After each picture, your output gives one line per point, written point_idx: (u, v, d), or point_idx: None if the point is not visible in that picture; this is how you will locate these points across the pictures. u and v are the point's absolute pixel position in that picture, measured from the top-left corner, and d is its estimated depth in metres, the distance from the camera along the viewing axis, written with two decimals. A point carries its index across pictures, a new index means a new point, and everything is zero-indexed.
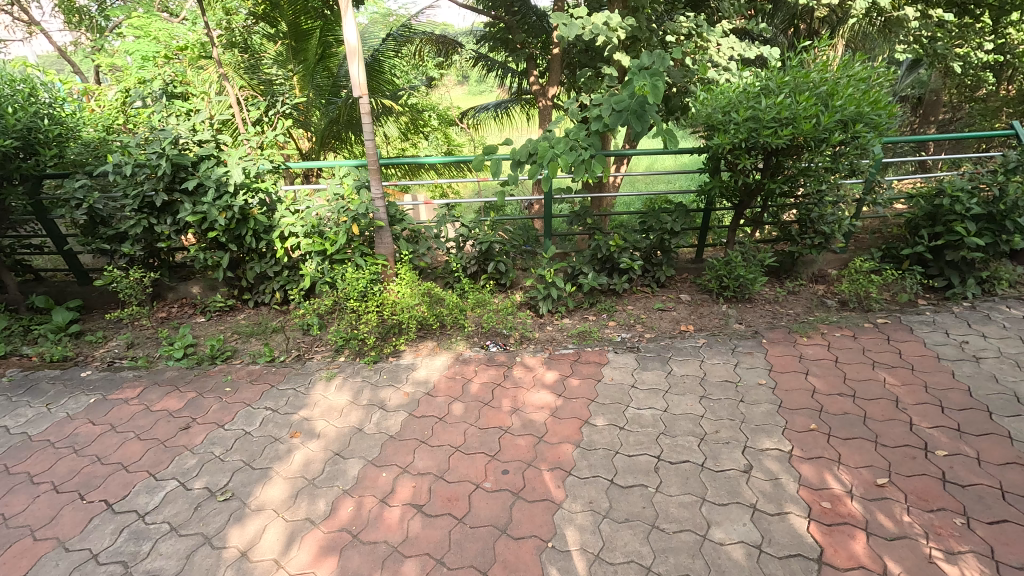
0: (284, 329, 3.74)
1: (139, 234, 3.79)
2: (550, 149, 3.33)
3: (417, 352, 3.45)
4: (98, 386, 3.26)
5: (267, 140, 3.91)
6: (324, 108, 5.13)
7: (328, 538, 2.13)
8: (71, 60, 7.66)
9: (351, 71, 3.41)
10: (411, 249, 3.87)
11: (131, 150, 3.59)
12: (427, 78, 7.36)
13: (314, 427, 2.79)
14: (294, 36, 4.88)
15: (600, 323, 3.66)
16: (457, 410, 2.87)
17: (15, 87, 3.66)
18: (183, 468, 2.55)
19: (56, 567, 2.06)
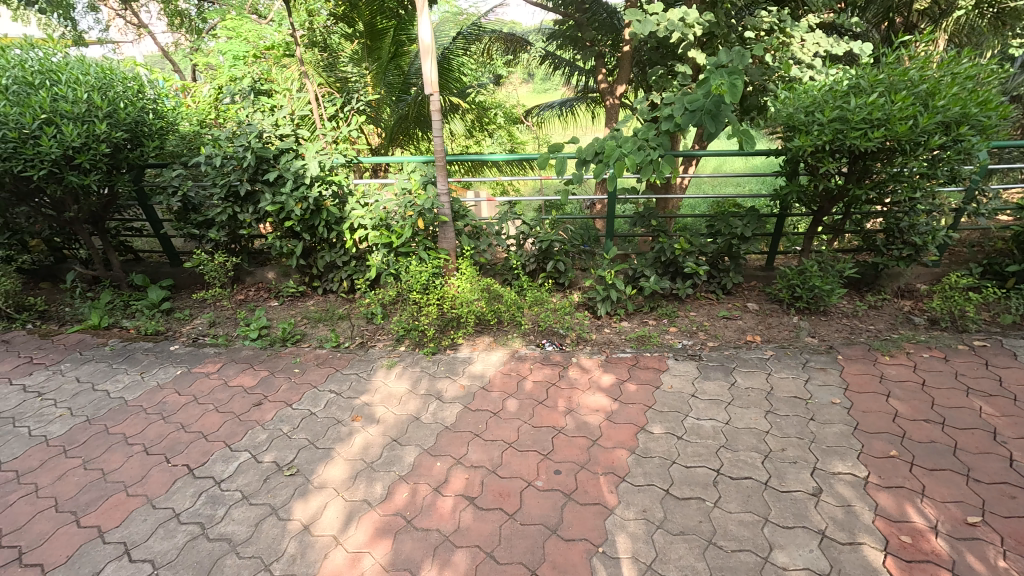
0: (349, 316, 3.91)
1: (225, 221, 4.07)
2: (618, 148, 3.26)
3: (474, 347, 3.50)
4: (184, 359, 3.55)
5: (342, 135, 4.09)
6: (394, 105, 5.30)
7: (384, 520, 2.21)
8: (172, 60, 8.33)
9: (424, 69, 3.50)
10: (473, 244, 3.93)
11: (221, 143, 3.86)
12: (494, 76, 7.43)
13: (374, 413, 2.90)
14: (370, 36, 5.08)
15: (660, 329, 3.56)
16: (512, 406, 2.89)
17: (127, 84, 3.98)
18: (255, 441, 2.72)
19: (144, 522, 2.26)
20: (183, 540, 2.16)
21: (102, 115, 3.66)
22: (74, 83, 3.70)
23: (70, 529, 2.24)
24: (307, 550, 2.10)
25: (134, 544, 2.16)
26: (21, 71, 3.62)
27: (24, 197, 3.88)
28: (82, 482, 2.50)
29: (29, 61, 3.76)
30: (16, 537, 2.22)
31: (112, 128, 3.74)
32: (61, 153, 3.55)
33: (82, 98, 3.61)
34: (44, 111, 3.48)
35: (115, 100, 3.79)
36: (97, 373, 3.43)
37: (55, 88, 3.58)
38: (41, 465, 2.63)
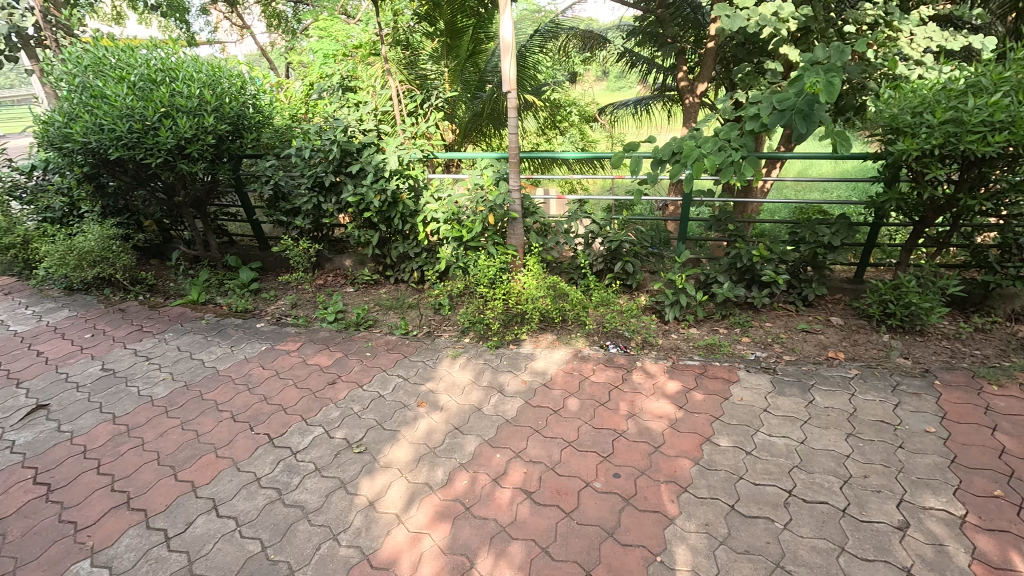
0: (418, 306, 4.05)
1: (310, 210, 4.33)
2: (697, 149, 3.14)
3: (537, 343, 3.52)
4: (268, 336, 3.84)
5: (420, 130, 4.23)
6: (470, 102, 5.40)
7: (444, 505, 2.28)
8: (269, 58, 8.96)
9: (503, 66, 3.55)
10: (541, 242, 3.94)
11: (311, 137, 4.12)
12: (569, 73, 7.37)
13: (438, 400, 2.99)
14: (450, 35, 5.17)
15: (732, 338, 3.41)
16: (573, 405, 2.88)
17: (231, 81, 4.35)
18: (328, 418, 2.90)
19: (230, 482, 2.47)
20: (262, 502, 2.35)
21: (210, 109, 4.03)
22: (188, 80, 4.07)
23: (169, 482, 2.50)
24: (371, 525, 2.20)
25: (221, 501, 2.37)
26: (145, 68, 4.02)
27: (142, 182, 4.33)
28: (180, 440, 2.77)
29: (152, 60, 4.16)
30: (125, 483, 2.50)
31: (217, 121, 4.10)
32: (175, 143, 3.93)
33: (194, 94, 3.98)
34: (163, 105, 3.87)
35: (221, 96, 4.17)
36: (195, 343, 3.77)
37: (173, 84, 3.97)
38: (147, 422, 2.94)
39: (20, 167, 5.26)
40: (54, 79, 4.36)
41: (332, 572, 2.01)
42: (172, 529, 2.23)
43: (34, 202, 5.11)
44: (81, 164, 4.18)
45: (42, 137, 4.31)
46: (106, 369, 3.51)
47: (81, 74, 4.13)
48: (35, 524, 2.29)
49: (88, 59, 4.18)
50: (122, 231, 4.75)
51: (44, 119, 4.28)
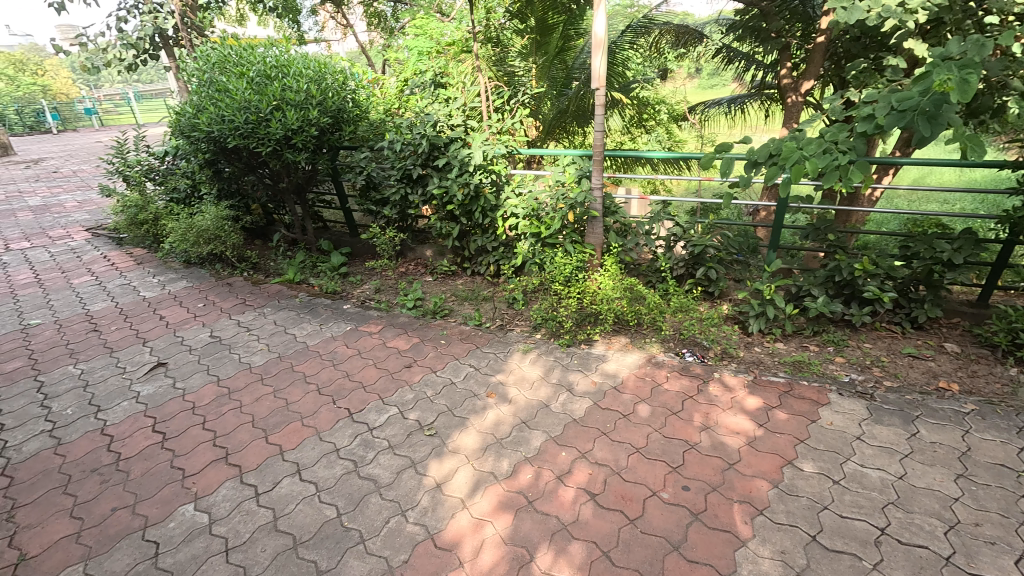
0: (492, 299, 4.13)
1: (397, 200, 4.54)
2: (798, 151, 2.92)
3: (609, 345, 3.46)
4: (353, 317, 4.08)
5: (505, 126, 4.29)
6: (555, 99, 5.39)
7: (507, 496, 2.32)
8: (368, 56, 9.48)
9: (593, 63, 3.52)
10: (620, 242, 3.86)
11: (402, 131, 4.31)
12: (660, 70, 7.11)
13: (507, 393, 3.03)
14: (540, 31, 5.20)
15: (823, 356, 3.16)
16: (643, 411, 2.81)
17: (335, 77, 4.67)
18: (403, 399, 3.03)
19: (313, 449, 2.67)
20: (340, 472, 2.51)
21: (314, 103, 4.35)
22: (298, 75, 4.42)
23: (261, 443, 2.73)
24: (437, 506, 2.28)
25: (304, 466, 2.56)
26: (262, 65, 4.40)
27: (253, 169, 4.75)
28: (272, 406, 3.03)
29: (268, 58, 4.55)
30: (225, 440, 2.77)
31: (320, 114, 4.41)
32: (283, 134, 4.27)
33: (302, 88, 4.31)
34: (275, 98, 4.23)
35: (325, 90, 4.50)
36: (289, 319, 4.10)
37: (285, 79, 4.32)
38: (245, 387, 3.24)
39: (156, 152, 5.97)
40: (187, 75, 4.88)
41: (399, 546, 2.11)
42: (262, 487, 2.45)
43: (164, 183, 5.78)
44: (204, 151, 4.66)
45: (174, 127, 4.86)
46: (214, 335, 3.91)
47: (209, 70, 4.60)
48: (152, 467, 2.61)
49: (215, 56, 4.63)
50: (234, 213, 5.25)
51: (177, 110, 4.82)
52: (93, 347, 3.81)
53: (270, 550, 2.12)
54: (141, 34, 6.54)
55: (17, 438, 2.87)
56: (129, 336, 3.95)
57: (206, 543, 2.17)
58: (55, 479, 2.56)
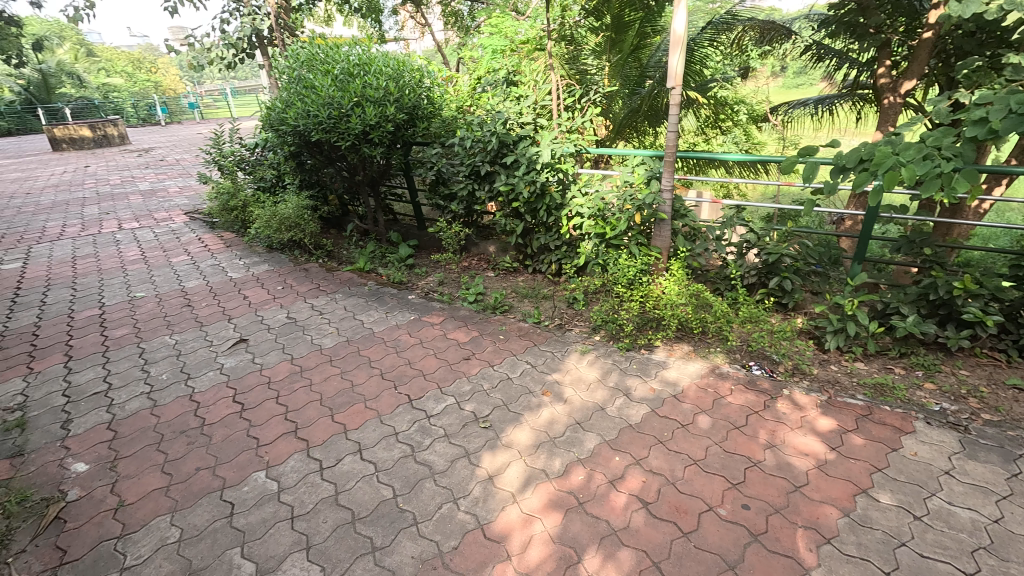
0: (552, 298, 4.13)
1: (465, 196, 4.63)
2: (893, 156, 2.68)
3: (671, 352, 3.36)
4: (417, 307, 4.22)
5: (575, 125, 4.27)
6: (627, 98, 5.25)
7: (558, 495, 2.32)
8: (444, 54, 9.72)
9: (670, 61, 3.42)
10: (688, 246, 3.75)
11: (473, 128, 4.40)
12: (741, 69, 6.79)
13: (563, 392, 3.03)
14: (615, 28, 5.06)
15: (909, 381, 2.91)
16: (703, 423, 2.71)
17: (412, 74, 4.84)
18: (460, 390, 3.10)
19: (374, 431, 2.79)
20: (397, 455, 2.61)
21: (392, 100, 4.53)
22: (378, 73, 4.61)
23: (327, 421, 2.90)
24: (489, 498, 2.32)
25: (365, 446, 2.69)
26: (346, 64, 4.63)
27: (332, 162, 5.01)
28: (339, 387, 3.20)
29: (352, 56, 4.78)
30: (295, 415, 2.97)
31: (397, 110, 4.59)
32: (362, 129, 4.47)
33: (381, 86, 4.50)
34: (357, 95, 4.45)
35: (402, 88, 4.67)
36: (357, 305, 4.30)
37: (366, 77, 4.52)
38: (316, 366, 3.45)
39: (247, 144, 6.45)
40: (279, 72, 5.23)
41: (450, 532, 2.16)
42: (326, 462, 2.59)
43: (253, 173, 6.23)
44: (290, 143, 4.98)
45: (265, 121, 5.22)
46: (290, 317, 4.18)
47: (299, 68, 4.90)
48: (231, 433, 2.83)
49: (304, 55, 4.92)
50: (313, 203, 5.57)
51: (268, 105, 5.18)
52: (186, 320, 4.18)
53: (331, 522, 2.25)
54: (240, 35, 7.09)
55: (121, 397, 3.20)
56: (217, 312, 4.31)
57: (274, 509, 2.33)
58: (150, 436, 2.84)
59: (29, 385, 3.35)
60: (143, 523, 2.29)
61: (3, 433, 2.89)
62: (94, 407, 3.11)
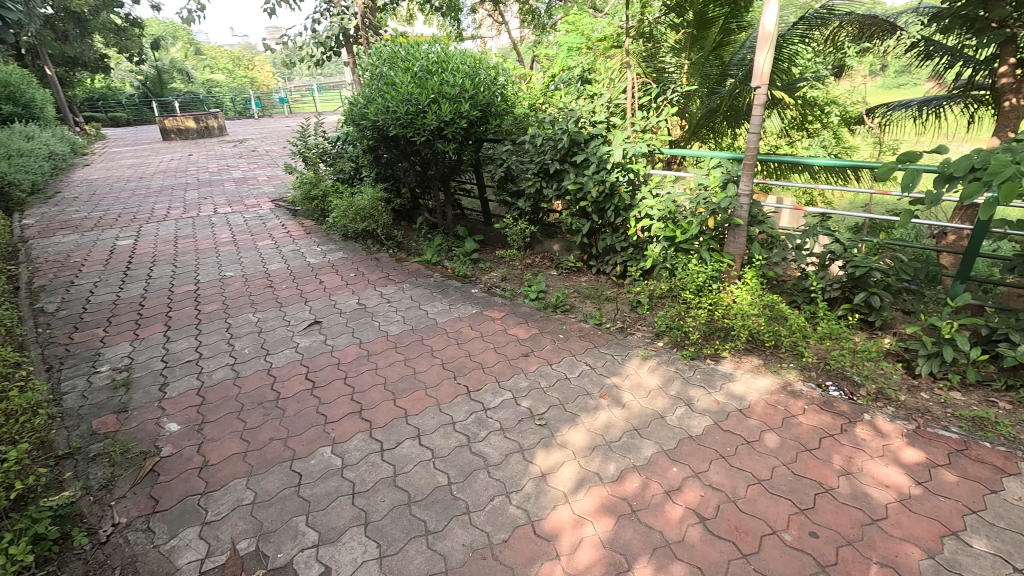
0: (615, 300, 4.07)
1: (532, 193, 4.64)
2: (1013, 164, 2.39)
3: (738, 364, 3.21)
4: (479, 301, 4.30)
5: (650, 125, 4.16)
6: (706, 98, 5.07)
7: (611, 500, 2.28)
8: (519, 52, 9.80)
9: (757, 59, 3.25)
10: (764, 254, 3.55)
11: (545, 126, 4.41)
12: (836, 66, 6.32)
13: (621, 397, 2.98)
14: (698, 25, 4.83)
15: (1015, 418, 2.60)
16: (771, 441, 2.57)
17: (487, 72, 4.91)
18: (518, 386, 3.13)
19: (432, 419, 2.88)
20: (454, 444, 2.67)
21: (467, 97, 4.62)
22: (455, 71, 4.73)
23: (389, 405, 3.02)
24: (540, 495, 2.33)
25: (423, 432, 2.78)
26: (425, 61, 4.76)
27: (407, 156, 5.20)
28: (402, 373, 3.33)
29: (431, 53, 4.91)
30: (360, 397, 3.12)
31: (471, 107, 4.68)
32: (437, 125, 4.60)
33: (457, 83, 4.61)
34: (434, 91, 4.57)
35: (478, 85, 4.75)
36: (423, 296, 4.44)
37: (443, 74, 4.65)
38: (381, 352, 3.60)
39: (330, 137, 6.82)
40: (362, 69, 5.47)
41: (501, 524, 2.19)
42: (387, 443, 2.71)
43: (334, 165, 6.59)
44: (369, 138, 5.21)
45: (347, 116, 5.49)
46: (361, 303, 4.39)
47: (381, 65, 5.09)
48: (302, 408, 3.02)
49: (386, 53, 5.11)
50: (386, 195, 5.81)
51: (351, 101, 5.43)
52: (268, 300, 4.50)
53: (388, 502, 2.34)
54: (329, 34, 7.51)
55: (210, 366, 3.51)
56: (295, 294, 4.60)
57: (337, 483, 2.46)
58: (232, 404, 3.08)
59: (135, 349, 3.74)
60: (222, 483, 2.49)
61: (111, 390, 3.25)
62: (186, 374, 3.42)
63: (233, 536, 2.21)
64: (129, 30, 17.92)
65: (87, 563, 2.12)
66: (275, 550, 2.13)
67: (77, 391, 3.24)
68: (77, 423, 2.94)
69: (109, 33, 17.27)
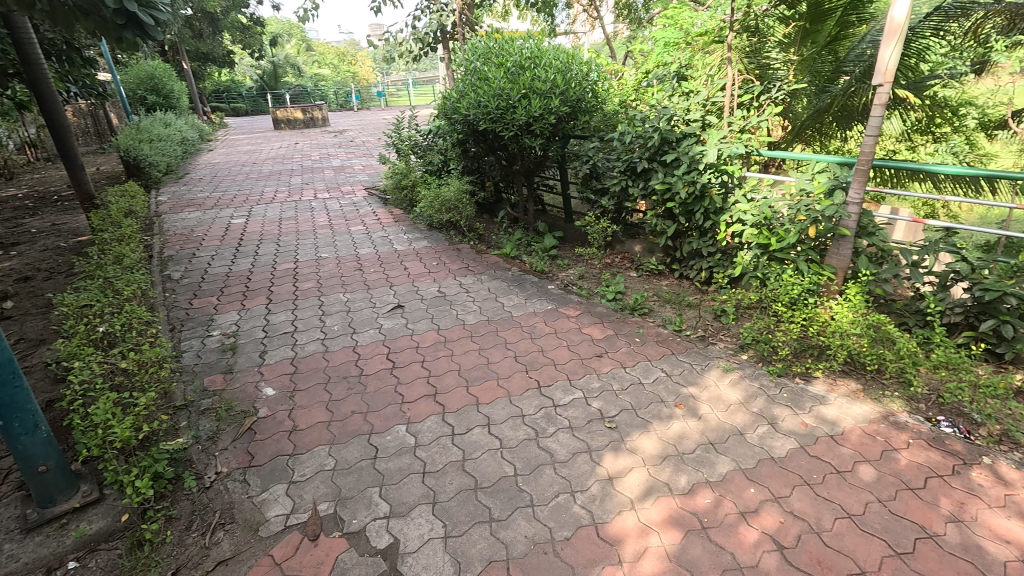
0: (697, 307, 3.90)
1: (617, 192, 4.55)
2: None
3: (832, 387, 2.96)
4: (555, 298, 4.30)
5: (749, 125, 3.93)
6: (815, 96, 4.71)
7: (680, 513, 2.20)
8: (612, 47, 9.62)
9: (883, 54, 2.98)
10: (872, 269, 3.24)
11: (635, 123, 4.28)
12: (975, 62, 5.60)
13: (698, 408, 2.86)
14: (811, 18, 4.43)
15: None
16: (865, 474, 2.35)
17: (579, 68, 4.88)
18: (589, 386, 3.10)
19: (503, 409, 2.93)
20: (522, 437, 2.70)
21: (557, 93, 4.62)
22: (547, 66, 4.74)
23: (462, 391, 3.12)
24: (606, 498, 2.30)
25: (493, 421, 2.83)
26: (519, 56, 4.80)
27: (494, 151, 5.29)
28: (475, 362, 3.41)
29: (524, 49, 4.95)
30: (436, 381, 3.24)
31: (561, 103, 4.68)
32: (525, 120, 4.64)
33: (549, 79, 4.62)
34: (525, 87, 4.62)
35: (569, 81, 4.74)
36: (500, 288, 4.52)
37: (536, 70, 4.67)
38: (458, 339, 3.72)
39: (422, 130, 7.09)
40: (457, 64, 5.62)
41: (564, 522, 2.19)
42: (458, 428, 2.79)
43: (424, 157, 6.85)
44: (459, 131, 5.36)
45: (440, 110, 5.68)
46: (441, 291, 4.55)
47: (476, 60, 5.18)
48: (382, 386, 3.20)
49: (481, 48, 5.17)
50: (471, 188, 5.96)
51: (444, 95, 5.61)
52: (357, 282, 4.79)
53: (455, 485, 2.42)
54: (428, 30, 7.80)
55: (303, 339, 3.80)
56: (381, 278, 4.86)
57: (410, 461, 2.58)
58: (321, 375, 3.33)
59: (241, 317, 4.14)
60: (308, 448, 2.69)
61: (221, 352, 3.63)
62: (283, 344, 3.74)
63: (314, 497, 2.39)
64: (253, 28, 19.78)
65: (194, 504, 2.38)
66: (350, 515, 2.28)
67: (193, 351, 3.65)
68: (191, 379, 3.31)
69: (236, 31, 19.15)
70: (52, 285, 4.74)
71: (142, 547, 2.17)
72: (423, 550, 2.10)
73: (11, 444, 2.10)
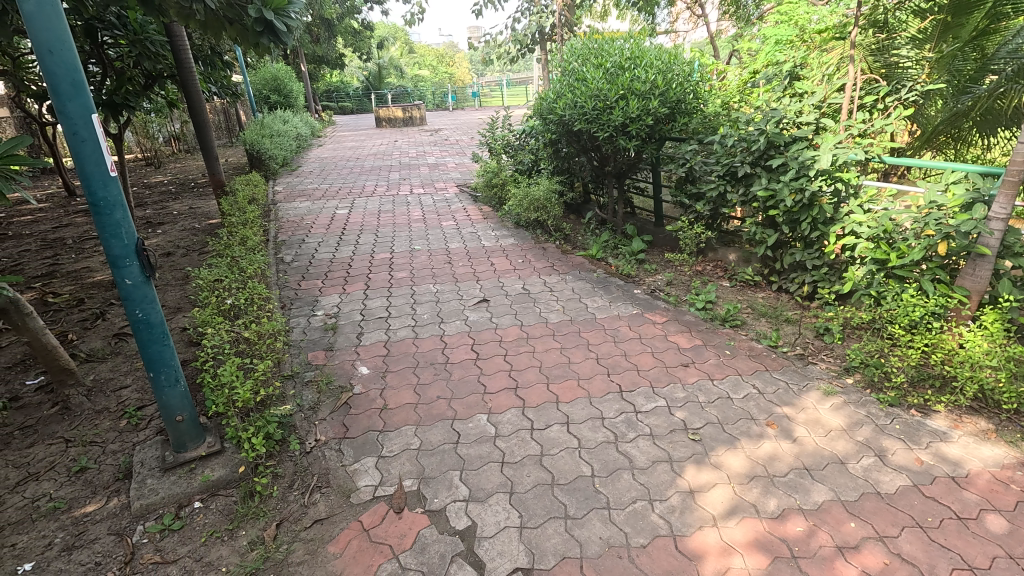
0: (797, 323, 3.64)
1: (714, 197, 4.35)
2: None
3: (956, 424, 2.64)
4: (641, 303, 4.21)
5: (873, 127, 3.57)
6: (953, 100, 4.11)
7: (766, 537, 2.08)
8: (715, 46, 9.18)
9: None
10: (1016, 295, 2.85)
11: (739, 126, 4.09)
12: None
13: (794, 430, 2.67)
14: (954, 10, 3.92)
15: None
16: (993, 524, 2.08)
17: (681, 68, 4.72)
18: (673, 395, 3.01)
19: (582, 410, 2.92)
20: (601, 439, 2.69)
21: (656, 93, 4.53)
22: (648, 66, 4.64)
23: (542, 388, 3.15)
24: (686, 511, 2.23)
25: (572, 420, 2.84)
26: (619, 56, 4.73)
27: (586, 152, 5.26)
28: (557, 360, 3.44)
29: (624, 49, 4.88)
30: (517, 375, 3.30)
31: (660, 104, 4.58)
32: (622, 121, 4.58)
33: (649, 79, 4.53)
34: (624, 88, 4.56)
35: (670, 82, 4.61)
36: (584, 289, 4.50)
37: (636, 70, 4.59)
38: (540, 336, 3.76)
39: (514, 130, 7.18)
40: (555, 64, 5.65)
41: (640, 529, 2.16)
42: (536, 424, 2.83)
43: (515, 157, 6.96)
44: (553, 132, 5.41)
45: (535, 109, 5.76)
46: (525, 288, 4.62)
47: (574, 60, 5.15)
48: (466, 375, 3.32)
49: (580, 48, 5.18)
50: (561, 188, 5.97)
51: (540, 95, 5.66)
52: (446, 275, 4.99)
53: (532, 478, 2.46)
54: (527, 32, 7.96)
55: (395, 324, 4.04)
56: (468, 273, 5.02)
57: (489, 450, 2.66)
58: (410, 360, 3.52)
59: (342, 300, 4.48)
60: (396, 426, 2.87)
61: (323, 331, 3.95)
62: (378, 327, 4.00)
63: (400, 472, 2.53)
64: (362, 33, 21.27)
65: (296, 465, 2.63)
66: (432, 494, 2.39)
67: (300, 327, 4.01)
68: (299, 352, 3.64)
69: (348, 35, 20.65)
70: (187, 261, 5.41)
71: (253, 497, 2.43)
72: (499, 536, 2.16)
73: (157, 394, 2.44)
